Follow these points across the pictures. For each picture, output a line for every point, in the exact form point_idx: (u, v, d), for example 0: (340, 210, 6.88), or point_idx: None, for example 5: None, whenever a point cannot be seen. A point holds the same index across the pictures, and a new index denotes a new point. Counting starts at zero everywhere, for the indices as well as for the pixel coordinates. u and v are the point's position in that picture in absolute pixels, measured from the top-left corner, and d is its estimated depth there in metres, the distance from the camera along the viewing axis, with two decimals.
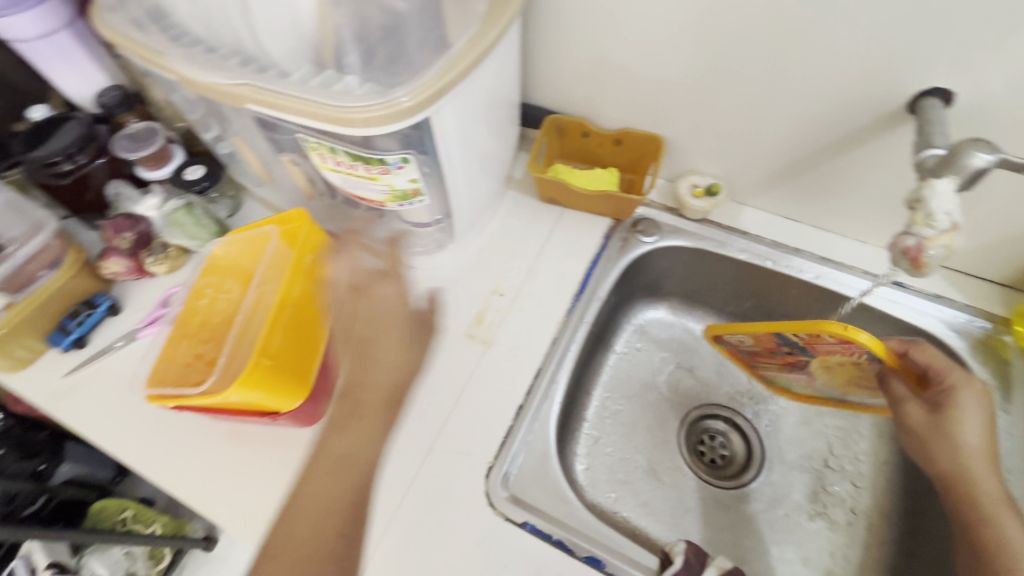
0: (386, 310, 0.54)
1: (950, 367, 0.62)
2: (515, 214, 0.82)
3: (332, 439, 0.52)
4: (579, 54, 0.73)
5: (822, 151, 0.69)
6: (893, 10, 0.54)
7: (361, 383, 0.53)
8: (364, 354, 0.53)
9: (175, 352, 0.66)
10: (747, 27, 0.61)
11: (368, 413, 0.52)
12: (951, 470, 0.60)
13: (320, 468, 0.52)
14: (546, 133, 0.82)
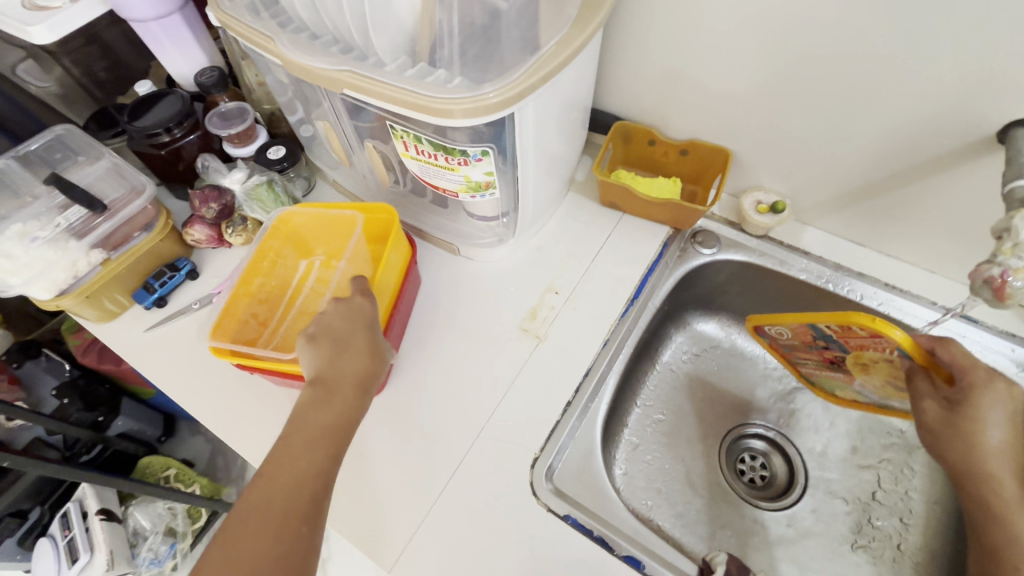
0: (343, 322, 0.60)
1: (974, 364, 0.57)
2: (574, 216, 0.83)
3: (309, 417, 0.54)
4: (654, 63, 0.74)
5: (898, 176, 0.68)
6: (990, 36, 0.53)
7: (345, 374, 0.57)
8: (333, 353, 0.58)
9: (236, 308, 0.70)
10: (831, 46, 0.61)
11: (329, 402, 0.55)
12: (974, 473, 0.57)
13: (300, 443, 0.52)
14: (612, 139, 0.83)
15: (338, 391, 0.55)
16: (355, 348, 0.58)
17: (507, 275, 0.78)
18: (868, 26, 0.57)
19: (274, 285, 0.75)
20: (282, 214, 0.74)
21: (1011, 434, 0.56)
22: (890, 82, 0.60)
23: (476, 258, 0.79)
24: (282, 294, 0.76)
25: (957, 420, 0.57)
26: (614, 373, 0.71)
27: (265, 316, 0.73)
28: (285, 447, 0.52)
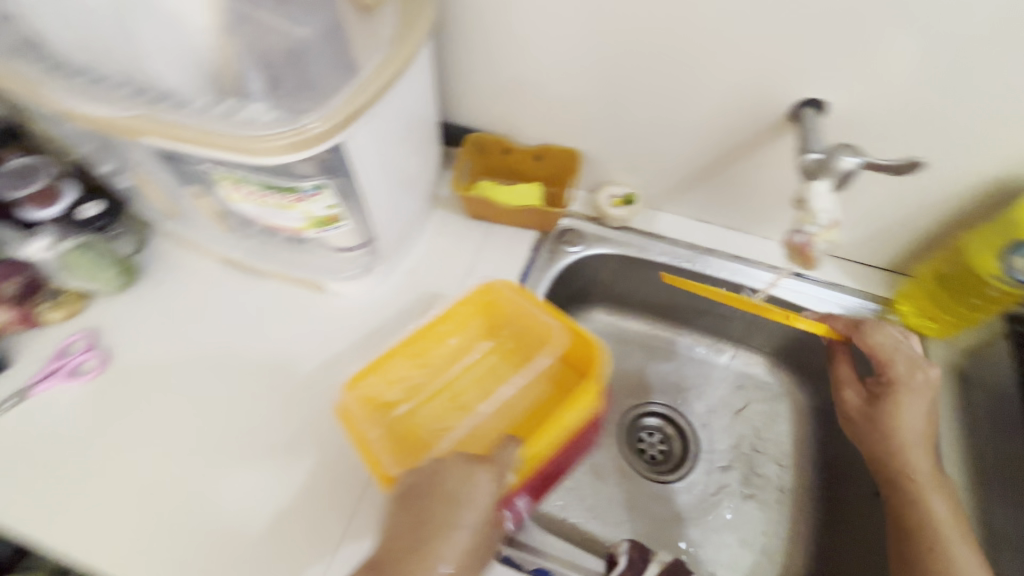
0: (465, 489, 0.53)
1: (895, 358, 0.66)
2: (443, 233, 0.82)
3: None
4: (492, 73, 0.75)
5: (724, 159, 0.74)
6: (767, 29, 0.59)
7: (428, 543, 0.51)
8: (421, 521, 0.52)
9: (393, 370, 0.66)
10: (643, 48, 0.65)
11: (408, 574, 0.50)
12: (886, 457, 0.64)
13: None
14: (468, 152, 0.84)
15: (418, 570, 0.50)
16: (467, 517, 0.52)
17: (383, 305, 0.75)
18: (669, 28, 0.62)
19: (444, 358, 0.72)
20: (489, 285, 0.69)
21: (925, 426, 0.63)
22: (697, 78, 0.66)
23: (346, 292, 0.76)
24: (444, 368, 0.72)
25: (875, 408, 0.66)
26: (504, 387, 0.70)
27: (418, 382, 0.70)
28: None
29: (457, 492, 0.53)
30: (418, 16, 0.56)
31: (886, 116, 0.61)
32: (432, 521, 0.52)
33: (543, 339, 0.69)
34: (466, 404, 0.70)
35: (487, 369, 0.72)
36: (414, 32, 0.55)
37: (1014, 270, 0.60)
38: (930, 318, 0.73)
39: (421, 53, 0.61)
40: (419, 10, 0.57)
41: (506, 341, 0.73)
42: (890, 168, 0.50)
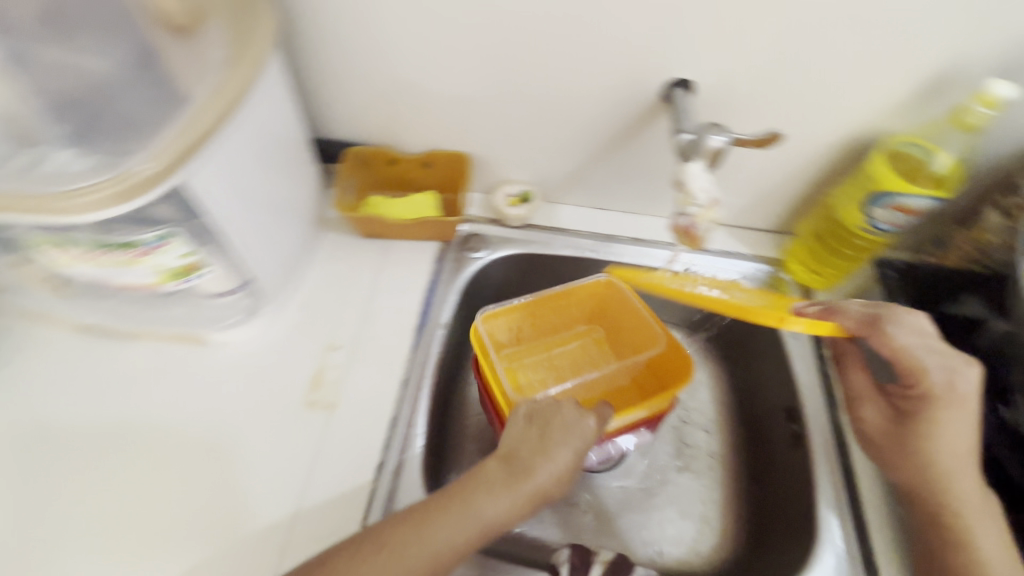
0: (565, 423, 0.55)
1: (932, 369, 0.54)
2: (335, 258, 0.76)
3: (469, 502, 0.49)
4: (362, 82, 0.71)
5: (608, 146, 0.74)
6: (618, 16, 0.59)
7: (529, 468, 0.52)
8: (533, 445, 0.53)
9: (512, 318, 0.75)
10: (504, 44, 0.64)
11: (497, 492, 0.50)
12: (924, 487, 0.55)
13: (444, 527, 0.48)
14: (352, 170, 0.78)
15: (506, 490, 0.50)
16: (569, 448, 0.54)
17: (280, 347, 0.69)
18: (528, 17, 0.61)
19: (568, 331, 0.82)
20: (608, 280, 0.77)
21: (967, 443, 0.54)
22: (565, 65, 0.65)
23: (234, 339, 0.69)
24: (557, 335, 0.81)
25: (902, 428, 0.57)
26: (421, 411, 0.66)
27: (603, 339, 0.82)
28: (429, 523, 0.48)
29: (563, 426, 0.55)
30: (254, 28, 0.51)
31: (749, 87, 0.63)
32: (538, 449, 0.53)
33: (648, 331, 0.76)
34: (561, 367, 0.80)
35: (578, 347, 0.82)
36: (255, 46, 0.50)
37: (875, 220, 0.64)
38: (814, 273, 0.76)
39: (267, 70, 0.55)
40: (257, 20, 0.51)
41: (599, 334, 0.82)
42: (752, 142, 0.52)
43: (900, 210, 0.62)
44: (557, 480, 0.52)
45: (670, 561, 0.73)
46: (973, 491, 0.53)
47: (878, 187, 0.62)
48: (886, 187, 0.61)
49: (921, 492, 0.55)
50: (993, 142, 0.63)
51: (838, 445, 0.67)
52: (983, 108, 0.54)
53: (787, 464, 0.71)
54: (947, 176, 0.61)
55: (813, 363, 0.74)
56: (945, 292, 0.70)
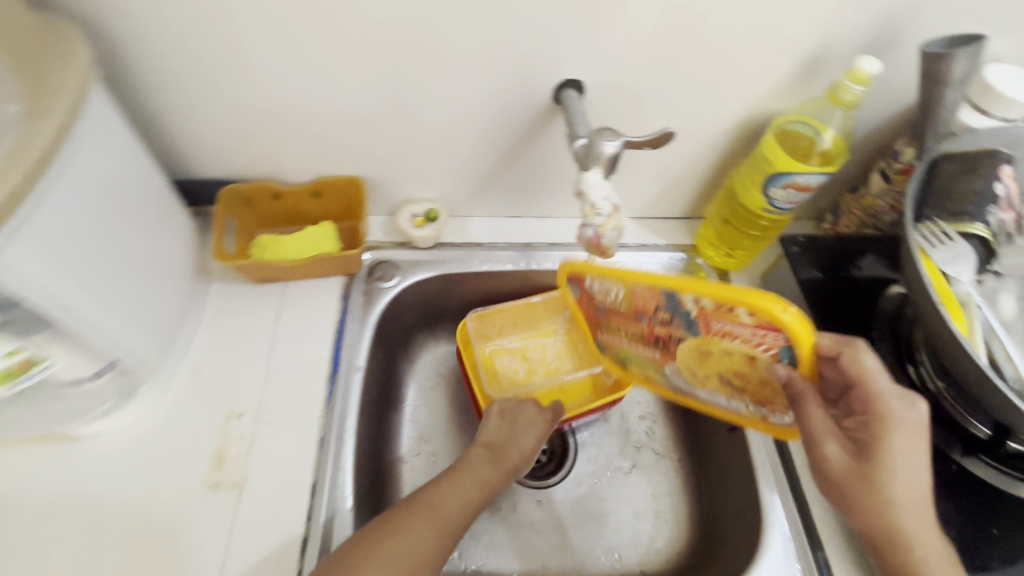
0: (530, 409, 0.67)
1: (891, 391, 0.47)
2: (226, 312, 0.68)
3: (464, 473, 0.59)
4: (224, 114, 0.63)
5: (507, 153, 0.70)
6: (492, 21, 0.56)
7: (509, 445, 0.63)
8: (506, 427, 0.65)
9: (494, 320, 0.79)
10: (374, 60, 0.59)
11: (485, 463, 0.60)
12: (882, 529, 0.46)
13: (447, 496, 0.56)
14: (226, 209, 0.70)
15: (494, 461, 0.61)
16: (539, 426, 0.66)
17: (172, 425, 0.60)
18: (394, 29, 0.56)
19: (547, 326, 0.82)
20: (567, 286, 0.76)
21: (922, 492, 0.46)
22: (445, 75, 0.61)
23: (113, 426, 0.59)
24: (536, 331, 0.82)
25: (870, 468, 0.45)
26: (347, 470, 0.60)
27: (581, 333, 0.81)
28: (433, 494, 0.56)
29: (531, 409, 0.67)
30: (60, 92, 0.45)
31: (636, 81, 0.62)
32: (511, 428, 0.65)
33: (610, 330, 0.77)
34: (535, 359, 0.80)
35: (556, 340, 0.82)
36: (65, 113, 0.44)
37: (774, 200, 0.65)
38: (727, 255, 0.77)
39: (79, 119, 0.47)
40: (61, 83, 0.45)
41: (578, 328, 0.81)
42: (647, 144, 0.50)
43: (795, 189, 0.63)
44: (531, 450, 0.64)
45: (630, 565, 0.72)
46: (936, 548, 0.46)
47: (775, 168, 0.62)
48: (781, 167, 0.62)
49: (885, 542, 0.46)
50: (869, 113, 0.65)
51: None
52: (856, 84, 0.55)
53: (727, 447, 0.71)
54: (833, 151, 0.63)
55: None
56: (845, 258, 0.70)
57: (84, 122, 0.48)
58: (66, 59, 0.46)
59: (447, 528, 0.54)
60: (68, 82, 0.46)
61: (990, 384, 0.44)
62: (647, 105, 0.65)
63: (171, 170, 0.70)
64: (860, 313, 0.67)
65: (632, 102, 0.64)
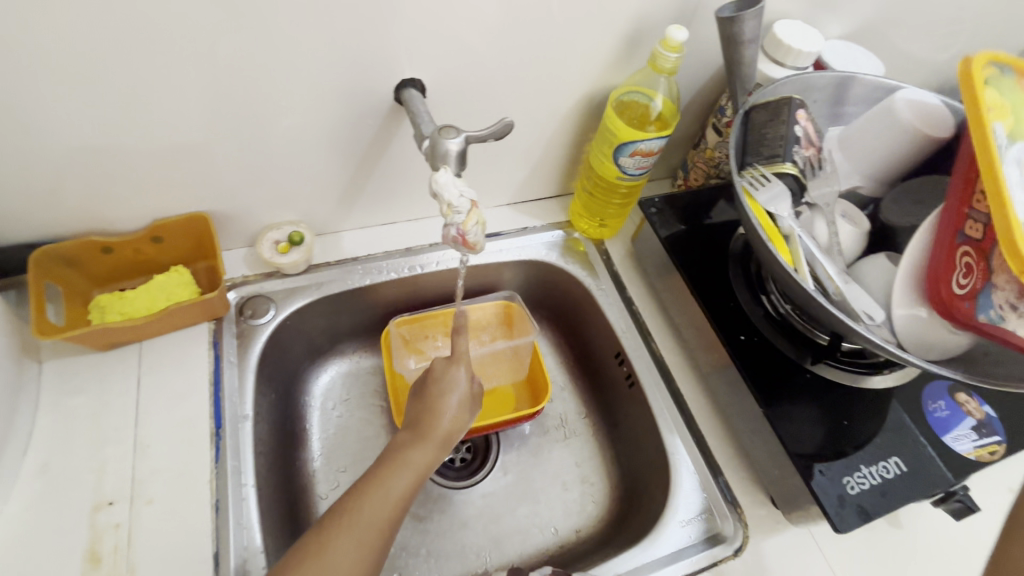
0: (448, 371, 0.60)
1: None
2: (73, 391, 0.60)
3: (406, 457, 0.52)
4: (16, 169, 0.54)
5: (363, 162, 0.68)
6: (308, 29, 0.53)
7: (438, 416, 0.56)
8: (430, 399, 0.58)
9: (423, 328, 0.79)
10: (186, 84, 0.53)
11: (424, 443, 0.54)
12: None
13: (398, 480, 0.51)
14: (43, 273, 0.60)
15: (431, 438, 0.55)
16: (457, 386, 0.59)
17: (25, 536, 0.52)
18: (206, 50, 0.51)
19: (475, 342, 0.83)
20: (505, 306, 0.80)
21: None
22: (274, 89, 0.57)
23: None
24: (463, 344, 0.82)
25: None
26: (253, 527, 0.56)
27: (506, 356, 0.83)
28: (381, 483, 0.50)
29: (449, 377, 0.59)
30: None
31: (475, 72, 0.62)
32: (437, 401, 0.57)
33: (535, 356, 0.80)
34: None
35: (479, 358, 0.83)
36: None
37: (626, 168, 0.69)
38: (600, 224, 0.81)
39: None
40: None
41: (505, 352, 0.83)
42: (489, 136, 0.50)
43: (641, 155, 0.67)
44: (463, 412, 0.58)
45: (566, 535, 0.74)
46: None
47: (620, 138, 0.66)
48: (625, 137, 0.65)
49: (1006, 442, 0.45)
50: (693, 75, 0.71)
51: (661, 370, 0.72)
52: (670, 52, 0.59)
53: (630, 403, 0.75)
54: (666, 114, 0.68)
55: (623, 302, 0.77)
56: (698, 207, 0.77)
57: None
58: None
59: (400, 508, 0.50)
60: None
61: (811, 300, 0.50)
62: (493, 94, 0.65)
63: None
64: (719, 253, 0.73)
65: (476, 94, 0.64)
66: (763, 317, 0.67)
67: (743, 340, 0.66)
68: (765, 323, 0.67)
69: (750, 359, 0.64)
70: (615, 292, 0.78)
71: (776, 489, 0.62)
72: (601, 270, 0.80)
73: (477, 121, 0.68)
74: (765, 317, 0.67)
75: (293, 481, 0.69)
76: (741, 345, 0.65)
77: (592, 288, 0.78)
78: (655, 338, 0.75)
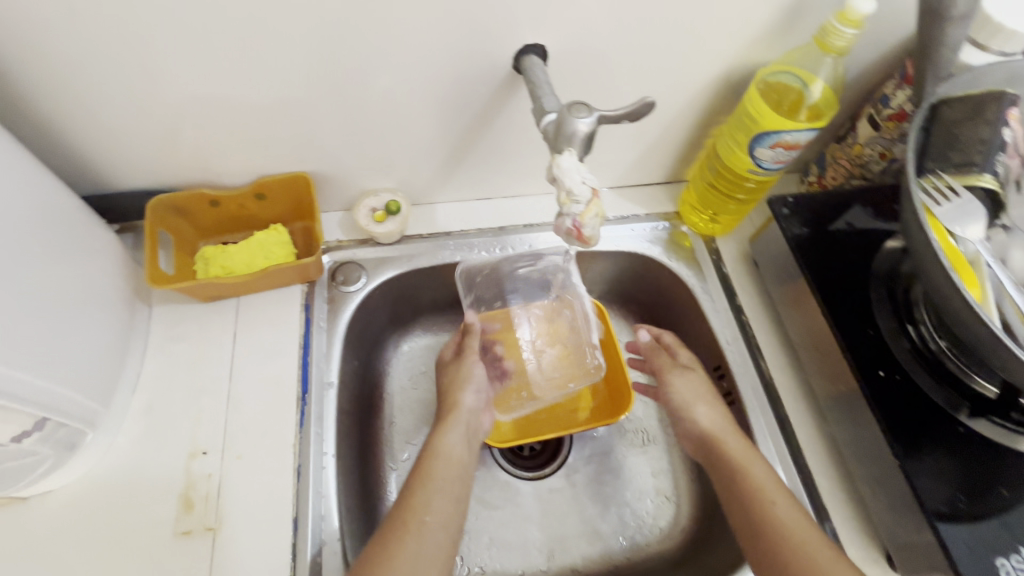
0: (466, 375, 0.66)
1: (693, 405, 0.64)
2: (177, 337, 0.62)
3: (439, 447, 0.57)
4: (138, 118, 0.55)
5: (468, 134, 0.64)
6: None
7: (455, 409, 0.62)
8: (447, 400, 0.64)
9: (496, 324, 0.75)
10: (299, 43, 0.51)
11: (449, 431, 0.60)
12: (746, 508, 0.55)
13: (438, 464, 0.56)
14: (158, 220, 0.62)
15: (460, 432, 0.60)
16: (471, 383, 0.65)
17: (130, 470, 0.55)
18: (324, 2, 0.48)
19: None
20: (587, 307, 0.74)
21: (730, 436, 0.60)
22: (386, 49, 0.53)
23: (60, 483, 0.53)
24: None
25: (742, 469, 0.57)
26: (331, 497, 0.56)
27: None
28: (429, 476, 0.54)
29: (465, 373, 0.66)
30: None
31: (603, 42, 0.55)
32: (458, 401, 0.63)
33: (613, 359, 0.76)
34: None
35: None
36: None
37: (761, 161, 0.60)
38: (712, 219, 0.73)
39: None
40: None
41: None
42: (623, 117, 0.44)
43: (783, 148, 0.58)
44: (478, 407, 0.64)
45: (636, 546, 0.70)
46: (825, 554, 0.49)
47: (761, 126, 0.57)
48: (769, 126, 0.57)
49: (747, 512, 0.55)
50: (858, 56, 0.60)
51: (767, 392, 0.65)
52: (848, 27, 0.50)
53: None
54: (822, 104, 0.58)
55: (733, 311, 0.70)
56: (834, 212, 0.67)
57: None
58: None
59: (455, 496, 0.54)
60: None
61: (1004, 352, 0.41)
62: (619, 67, 0.58)
63: (87, 184, 0.62)
64: (857, 268, 0.63)
65: (600, 67, 0.58)
66: (909, 352, 0.58)
67: (882, 376, 0.57)
68: (911, 359, 0.57)
69: (888, 398, 0.55)
70: (724, 300, 0.70)
71: (897, 550, 0.54)
72: (709, 272, 0.72)
73: (593, 96, 0.61)
74: (911, 352, 0.58)
75: (370, 450, 0.68)
76: (879, 382, 0.56)
77: (698, 291, 0.71)
78: (764, 356, 0.67)
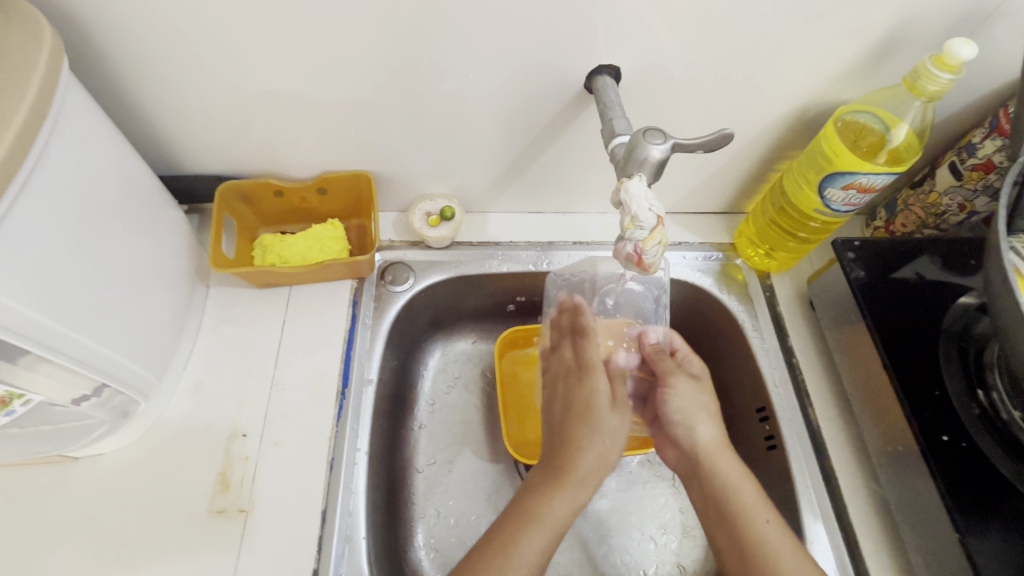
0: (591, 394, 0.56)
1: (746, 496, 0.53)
2: (229, 319, 0.64)
3: (549, 509, 0.51)
4: (218, 108, 0.57)
5: (530, 148, 0.64)
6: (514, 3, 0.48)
7: (575, 449, 0.53)
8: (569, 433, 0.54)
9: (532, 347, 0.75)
10: (378, 50, 0.52)
11: (565, 486, 0.52)
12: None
13: (539, 533, 0.50)
14: (224, 206, 0.65)
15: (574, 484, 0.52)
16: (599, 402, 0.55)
17: (173, 443, 0.57)
18: (398, 10, 0.48)
19: None
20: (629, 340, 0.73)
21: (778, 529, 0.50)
22: (461, 62, 0.53)
23: (109, 447, 0.55)
24: None
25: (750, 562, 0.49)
26: (360, 494, 0.56)
27: None
28: (524, 545, 0.49)
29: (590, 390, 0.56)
30: (18, 100, 0.40)
31: (679, 68, 0.54)
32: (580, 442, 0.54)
33: None
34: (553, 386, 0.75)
35: None
36: (21, 128, 0.40)
37: (830, 202, 0.58)
38: (768, 254, 0.71)
39: (35, 132, 0.42)
40: (19, 91, 0.41)
41: None
42: (699, 147, 0.44)
43: (856, 190, 0.56)
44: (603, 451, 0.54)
45: None
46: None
47: (834, 166, 0.55)
48: (843, 166, 0.54)
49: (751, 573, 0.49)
50: (945, 101, 0.58)
51: (812, 442, 0.61)
52: (945, 72, 0.48)
53: (765, 468, 0.64)
54: (903, 148, 0.56)
55: (783, 352, 0.67)
56: (902, 260, 0.64)
57: (51, 123, 0.44)
58: (25, 62, 0.41)
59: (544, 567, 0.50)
60: (27, 93, 0.41)
61: None
62: (691, 94, 0.57)
63: (164, 166, 0.65)
64: (923, 323, 0.60)
65: (671, 93, 0.57)
66: (975, 417, 0.55)
67: (945, 442, 0.53)
68: (976, 425, 0.54)
69: (951, 467, 0.52)
70: (775, 339, 0.67)
71: None
72: (760, 307, 0.69)
73: (659, 122, 0.60)
74: (979, 418, 0.55)
75: (399, 449, 0.68)
76: (942, 448, 0.53)
77: (747, 327, 0.68)
78: (812, 403, 0.64)
